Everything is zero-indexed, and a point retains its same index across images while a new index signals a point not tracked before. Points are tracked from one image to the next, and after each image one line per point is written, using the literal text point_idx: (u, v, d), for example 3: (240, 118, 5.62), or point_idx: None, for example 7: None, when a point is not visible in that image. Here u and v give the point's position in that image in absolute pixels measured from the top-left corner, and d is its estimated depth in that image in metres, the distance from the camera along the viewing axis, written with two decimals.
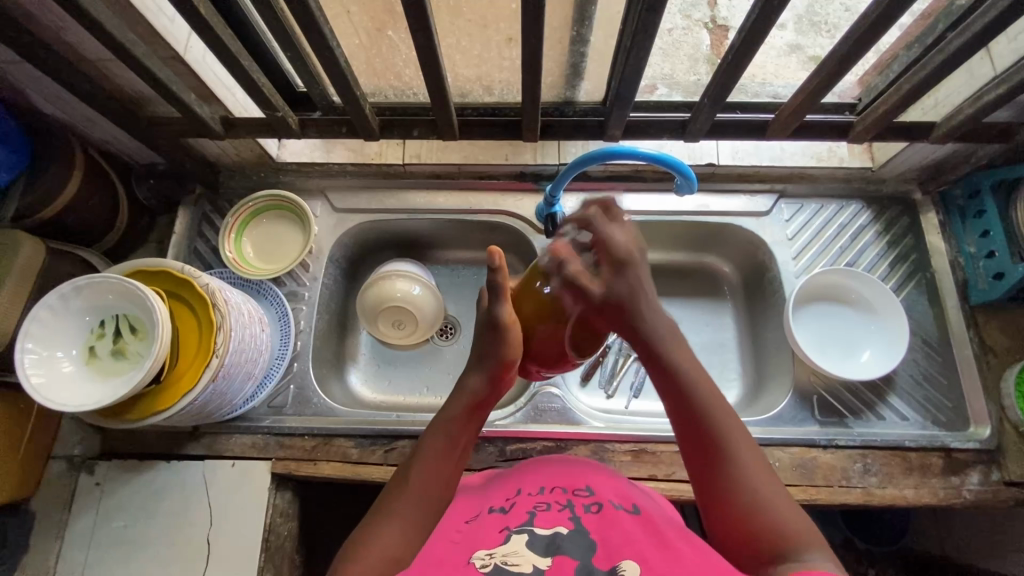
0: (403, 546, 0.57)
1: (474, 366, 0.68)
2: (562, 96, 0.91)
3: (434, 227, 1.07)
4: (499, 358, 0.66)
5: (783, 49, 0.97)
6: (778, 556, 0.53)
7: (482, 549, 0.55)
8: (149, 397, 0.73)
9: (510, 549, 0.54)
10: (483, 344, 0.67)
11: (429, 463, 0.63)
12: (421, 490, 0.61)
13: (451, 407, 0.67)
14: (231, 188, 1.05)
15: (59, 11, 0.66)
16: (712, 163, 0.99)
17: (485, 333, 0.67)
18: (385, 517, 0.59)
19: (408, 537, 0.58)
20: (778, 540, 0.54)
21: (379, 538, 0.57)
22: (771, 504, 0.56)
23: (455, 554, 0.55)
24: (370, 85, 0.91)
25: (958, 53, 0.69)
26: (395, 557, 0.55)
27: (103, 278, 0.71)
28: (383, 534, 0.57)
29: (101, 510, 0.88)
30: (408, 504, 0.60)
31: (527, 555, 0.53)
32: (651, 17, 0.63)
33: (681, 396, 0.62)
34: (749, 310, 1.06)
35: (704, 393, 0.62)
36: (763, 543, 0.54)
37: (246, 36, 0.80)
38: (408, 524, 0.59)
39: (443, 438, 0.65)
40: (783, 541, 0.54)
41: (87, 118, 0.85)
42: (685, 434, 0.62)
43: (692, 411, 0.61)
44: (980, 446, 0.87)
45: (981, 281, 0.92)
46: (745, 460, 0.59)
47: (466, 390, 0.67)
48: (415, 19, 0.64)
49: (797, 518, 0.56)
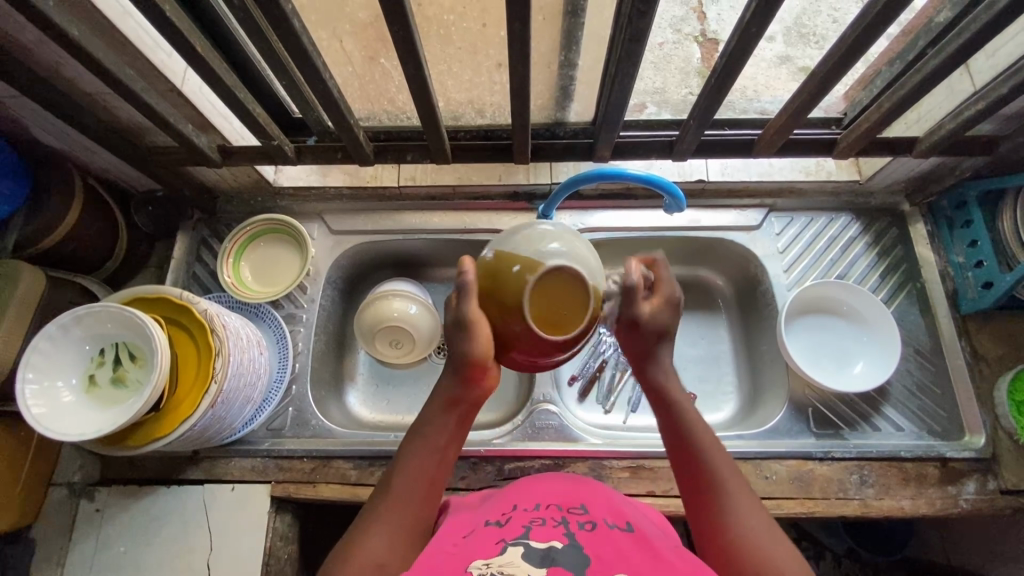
0: (386, 555, 0.57)
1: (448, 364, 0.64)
2: (553, 117, 0.93)
3: (431, 247, 1.08)
4: (465, 355, 0.61)
5: (773, 61, 1.00)
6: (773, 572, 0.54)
7: (479, 559, 0.55)
8: (147, 424, 0.74)
9: (506, 559, 0.54)
10: (454, 345, 0.63)
11: (407, 472, 0.62)
12: (402, 496, 0.61)
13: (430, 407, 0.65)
14: (229, 212, 1.07)
15: (58, 50, 0.68)
16: (701, 179, 1.01)
17: (455, 333, 0.62)
18: (366, 527, 0.60)
19: (389, 544, 0.58)
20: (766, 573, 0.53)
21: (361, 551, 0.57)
22: (758, 535, 0.56)
23: (452, 562, 0.55)
24: (364, 111, 0.92)
25: (934, 72, 0.71)
26: (378, 564, 0.56)
27: (103, 307, 0.72)
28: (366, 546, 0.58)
29: (102, 536, 0.88)
30: (392, 512, 0.60)
31: (522, 565, 0.54)
32: (633, 46, 0.65)
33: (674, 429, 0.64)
34: (743, 323, 1.07)
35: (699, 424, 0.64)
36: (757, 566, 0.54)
37: (243, 68, 0.82)
38: (390, 531, 0.59)
39: (419, 443, 0.64)
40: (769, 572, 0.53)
41: (87, 149, 0.87)
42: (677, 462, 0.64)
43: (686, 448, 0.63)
44: (975, 455, 0.87)
45: (971, 290, 0.93)
46: (733, 494, 0.59)
47: (440, 390, 0.65)
48: (405, 50, 0.66)
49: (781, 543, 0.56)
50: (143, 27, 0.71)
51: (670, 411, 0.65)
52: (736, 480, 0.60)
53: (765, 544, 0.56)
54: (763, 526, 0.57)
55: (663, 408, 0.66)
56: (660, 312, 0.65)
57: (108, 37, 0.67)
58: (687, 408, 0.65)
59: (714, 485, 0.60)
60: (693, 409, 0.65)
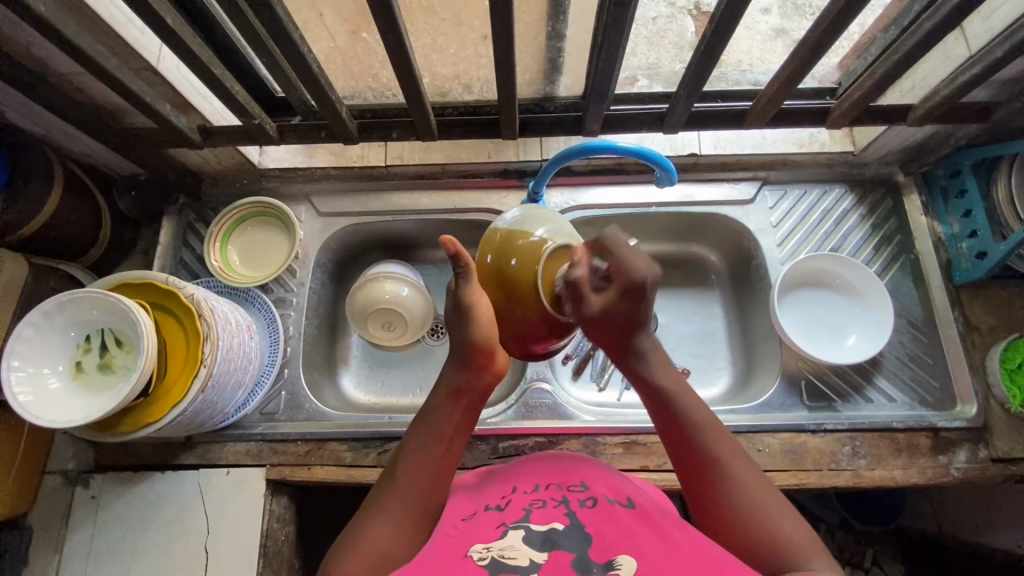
0: (392, 541, 0.58)
1: (453, 357, 0.67)
2: (543, 92, 0.89)
3: (420, 228, 1.07)
4: (468, 341, 0.64)
5: (768, 33, 0.98)
6: (784, 560, 0.54)
7: (479, 542, 0.56)
8: (138, 409, 0.74)
9: (506, 543, 0.55)
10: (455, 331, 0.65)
11: (413, 464, 0.63)
12: (411, 483, 0.62)
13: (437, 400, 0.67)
14: (214, 196, 1.05)
15: (26, 29, 0.65)
16: (694, 154, 0.99)
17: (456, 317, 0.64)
18: (372, 515, 0.60)
19: (396, 531, 0.59)
20: (781, 548, 0.54)
21: (366, 538, 0.58)
22: (767, 511, 0.57)
23: (453, 545, 0.56)
24: (348, 88, 0.89)
25: (927, 36, 0.69)
26: (385, 553, 0.57)
27: (86, 293, 0.71)
28: (370, 532, 0.58)
29: (98, 522, 0.89)
30: (401, 500, 0.61)
31: (524, 549, 0.54)
32: (621, 12, 0.63)
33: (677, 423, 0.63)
34: (737, 297, 1.07)
35: (696, 409, 0.63)
36: (775, 554, 0.54)
37: (221, 45, 0.80)
38: (392, 519, 0.60)
39: (427, 431, 0.65)
40: (785, 551, 0.54)
41: (65, 132, 0.85)
42: (679, 458, 0.63)
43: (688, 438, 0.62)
44: (967, 424, 0.87)
45: (965, 260, 0.93)
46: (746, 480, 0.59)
47: (446, 379, 0.67)
48: (385, 22, 0.63)
49: (798, 527, 0.56)
50: (113, 3, 0.68)
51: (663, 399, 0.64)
52: (740, 457, 0.61)
53: (782, 524, 0.56)
54: (772, 502, 0.58)
55: (654, 396, 0.64)
56: (614, 300, 0.60)
57: (78, 14, 0.65)
58: (682, 396, 0.64)
59: (721, 467, 0.60)
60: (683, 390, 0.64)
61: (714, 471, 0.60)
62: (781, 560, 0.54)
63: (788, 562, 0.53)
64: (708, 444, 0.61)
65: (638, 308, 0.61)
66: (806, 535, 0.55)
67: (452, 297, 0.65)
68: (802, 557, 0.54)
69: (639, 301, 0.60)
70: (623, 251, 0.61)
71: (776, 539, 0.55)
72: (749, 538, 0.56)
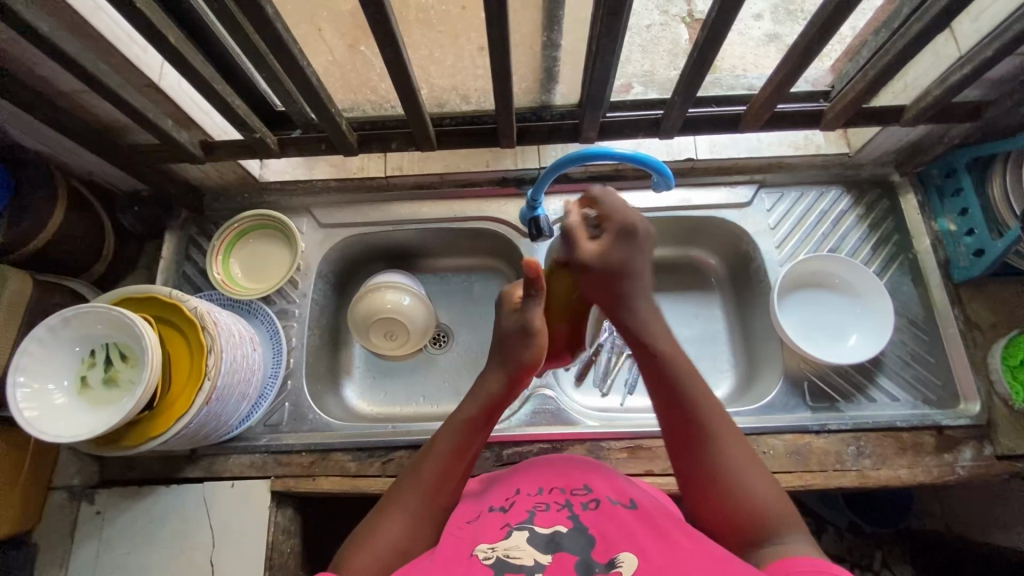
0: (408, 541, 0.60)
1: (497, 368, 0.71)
2: (539, 100, 0.91)
3: (421, 237, 1.07)
4: (519, 361, 0.70)
5: (761, 39, 0.99)
6: (760, 530, 0.58)
7: (485, 542, 0.56)
8: (143, 423, 0.74)
9: (512, 543, 0.55)
10: (510, 347, 0.71)
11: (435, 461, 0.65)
12: (429, 486, 0.64)
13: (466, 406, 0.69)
14: (217, 210, 1.06)
15: (31, 48, 0.66)
16: (690, 158, 1.01)
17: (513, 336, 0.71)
18: (391, 512, 0.62)
19: (412, 531, 0.61)
20: (761, 522, 0.58)
21: (384, 536, 0.60)
22: (749, 481, 0.61)
23: (458, 543, 0.57)
24: (347, 101, 0.91)
25: (917, 38, 0.70)
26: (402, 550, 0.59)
27: (91, 308, 0.71)
28: (387, 530, 0.60)
29: (104, 538, 0.89)
30: (420, 498, 0.63)
31: (529, 549, 0.55)
32: (614, 21, 0.64)
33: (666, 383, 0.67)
34: (738, 299, 1.07)
35: (684, 370, 0.67)
36: (756, 523, 0.58)
37: (222, 62, 0.81)
38: (410, 517, 0.62)
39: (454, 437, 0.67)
40: (763, 522, 0.58)
41: (69, 149, 0.86)
42: (667, 416, 0.67)
43: (674, 396, 0.66)
44: (971, 422, 0.88)
45: (963, 258, 0.92)
46: (727, 448, 0.63)
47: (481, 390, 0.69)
48: (382, 35, 0.65)
49: (777, 497, 0.60)
50: (115, 21, 0.69)
51: (653, 359, 0.68)
52: (723, 424, 0.64)
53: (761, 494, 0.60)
54: (755, 473, 0.62)
55: (644, 353, 0.69)
56: (604, 245, 0.70)
57: (82, 34, 0.66)
58: (678, 364, 0.67)
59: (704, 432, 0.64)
60: (673, 351, 0.68)
61: (698, 435, 0.64)
62: (760, 530, 0.58)
63: (768, 531, 0.57)
64: (696, 415, 0.65)
65: (626, 253, 0.70)
66: (784, 507, 0.59)
67: (515, 318, 0.71)
68: (777, 528, 0.57)
69: (632, 245, 0.70)
70: (614, 202, 0.72)
71: (752, 507, 0.59)
72: (729, 505, 0.60)
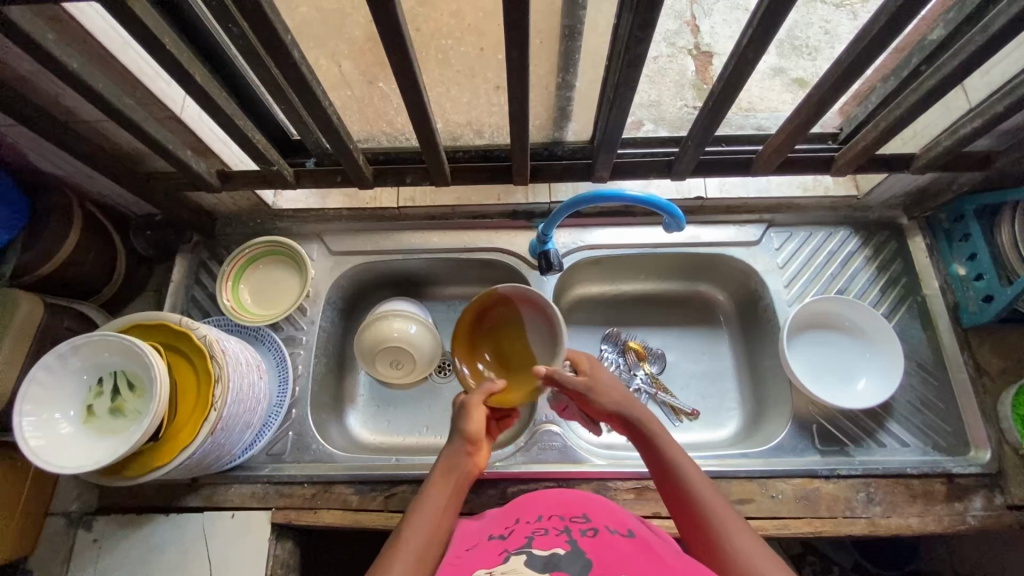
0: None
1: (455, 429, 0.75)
2: (552, 136, 0.92)
3: (430, 267, 1.08)
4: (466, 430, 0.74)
5: (767, 73, 1.01)
6: None
7: (483, 568, 0.56)
8: (146, 453, 0.73)
9: (508, 567, 0.55)
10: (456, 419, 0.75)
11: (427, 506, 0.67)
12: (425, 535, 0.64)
13: (449, 455, 0.73)
14: (227, 236, 1.07)
15: (55, 80, 0.68)
16: (700, 197, 1.02)
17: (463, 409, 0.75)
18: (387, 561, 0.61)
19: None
20: None
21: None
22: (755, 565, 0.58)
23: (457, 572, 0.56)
24: (362, 133, 0.92)
25: (925, 97, 0.71)
26: None
27: (100, 336, 0.71)
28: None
29: (101, 566, 0.87)
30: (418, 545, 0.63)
31: (525, 570, 0.54)
32: (631, 72, 0.65)
33: (669, 480, 0.69)
34: (745, 337, 1.07)
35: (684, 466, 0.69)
36: None
37: (244, 96, 0.83)
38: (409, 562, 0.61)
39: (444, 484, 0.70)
40: None
41: (87, 175, 0.87)
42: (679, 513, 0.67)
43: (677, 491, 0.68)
44: (982, 470, 0.86)
45: (972, 304, 0.92)
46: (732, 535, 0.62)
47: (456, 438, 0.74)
48: (405, 79, 0.66)
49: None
50: (141, 56, 0.71)
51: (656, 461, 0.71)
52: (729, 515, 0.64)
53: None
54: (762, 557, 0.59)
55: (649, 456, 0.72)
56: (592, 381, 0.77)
57: (108, 68, 0.67)
58: (678, 462, 0.69)
59: (709, 522, 0.64)
60: (674, 448, 0.71)
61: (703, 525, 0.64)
62: None
63: None
64: (696, 497, 0.66)
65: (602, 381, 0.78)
66: None
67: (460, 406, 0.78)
68: None
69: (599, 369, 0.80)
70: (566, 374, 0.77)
71: None
72: None
